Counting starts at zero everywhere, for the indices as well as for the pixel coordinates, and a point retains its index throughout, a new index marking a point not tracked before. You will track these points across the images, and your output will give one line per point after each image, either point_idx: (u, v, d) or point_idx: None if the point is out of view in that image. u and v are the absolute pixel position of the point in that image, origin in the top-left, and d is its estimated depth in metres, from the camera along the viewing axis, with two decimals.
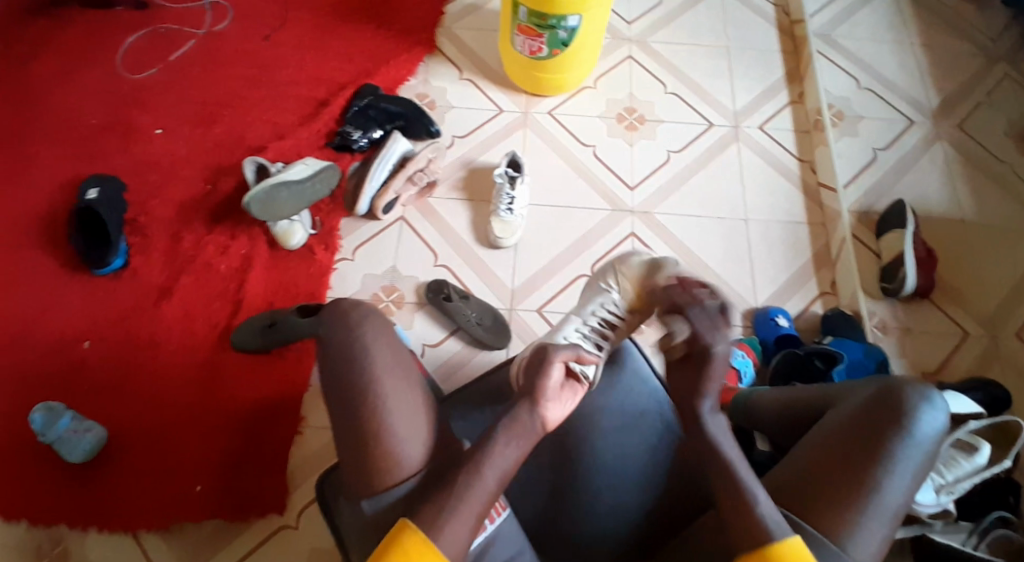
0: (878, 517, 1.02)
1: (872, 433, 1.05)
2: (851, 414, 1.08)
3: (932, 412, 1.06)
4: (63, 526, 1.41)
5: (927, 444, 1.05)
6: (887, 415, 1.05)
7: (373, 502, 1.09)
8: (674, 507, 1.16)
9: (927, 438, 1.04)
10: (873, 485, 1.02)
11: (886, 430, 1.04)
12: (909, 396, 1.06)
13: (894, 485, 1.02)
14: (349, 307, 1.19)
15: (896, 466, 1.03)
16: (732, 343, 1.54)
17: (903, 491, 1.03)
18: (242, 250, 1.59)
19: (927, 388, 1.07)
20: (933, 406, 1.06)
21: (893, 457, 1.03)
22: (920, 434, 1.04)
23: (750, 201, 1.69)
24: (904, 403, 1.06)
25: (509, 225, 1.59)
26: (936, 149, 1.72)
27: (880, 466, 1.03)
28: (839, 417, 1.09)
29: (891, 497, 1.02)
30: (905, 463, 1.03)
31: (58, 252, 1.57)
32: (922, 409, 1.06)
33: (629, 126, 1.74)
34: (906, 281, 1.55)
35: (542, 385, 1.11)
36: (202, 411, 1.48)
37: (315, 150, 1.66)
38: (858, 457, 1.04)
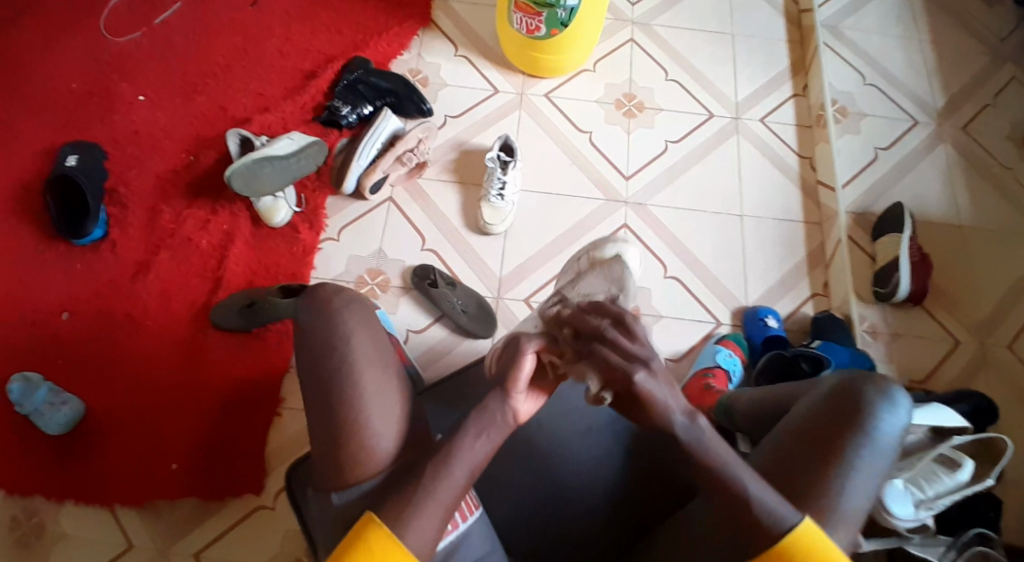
0: (841, 519, 1.02)
1: (835, 434, 1.06)
2: (816, 413, 1.09)
3: (894, 411, 1.07)
4: (36, 497, 1.38)
5: (888, 446, 1.06)
6: (850, 415, 1.07)
7: (341, 494, 1.07)
8: (644, 508, 1.15)
9: (888, 438, 1.06)
10: (836, 486, 1.03)
11: (849, 430, 1.06)
12: (871, 396, 1.07)
13: (855, 487, 1.03)
14: (331, 294, 1.14)
15: (858, 466, 1.04)
16: (718, 341, 1.52)
17: (865, 494, 1.04)
18: (224, 226, 1.56)
19: (889, 387, 1.09)
20: (895, 406, 1.08)
21: (855, 457, 1.04)
22: (881, 435, 1.06)
23: (746, 197, 1.66)
24: (865, 403, 1.07)
25: (499, 211, 1.56)
26: (938, 151, 1.69)
27: (842, 466, 1.04)
28: (804, 415, 1.10)
29: (853, 500, 1.03)
30: (868, 464, 1.04)
31: (36, 220, 1.54)
32: (883, 411, 1.07)
33: (626, 112, 1.70)
34: (900, 286, 1.53)
35: (511, 378, 1.03)
36: (180, 388, 1.46)
37: (302, 124, 1.62)
38: (822, 457, 1.05)
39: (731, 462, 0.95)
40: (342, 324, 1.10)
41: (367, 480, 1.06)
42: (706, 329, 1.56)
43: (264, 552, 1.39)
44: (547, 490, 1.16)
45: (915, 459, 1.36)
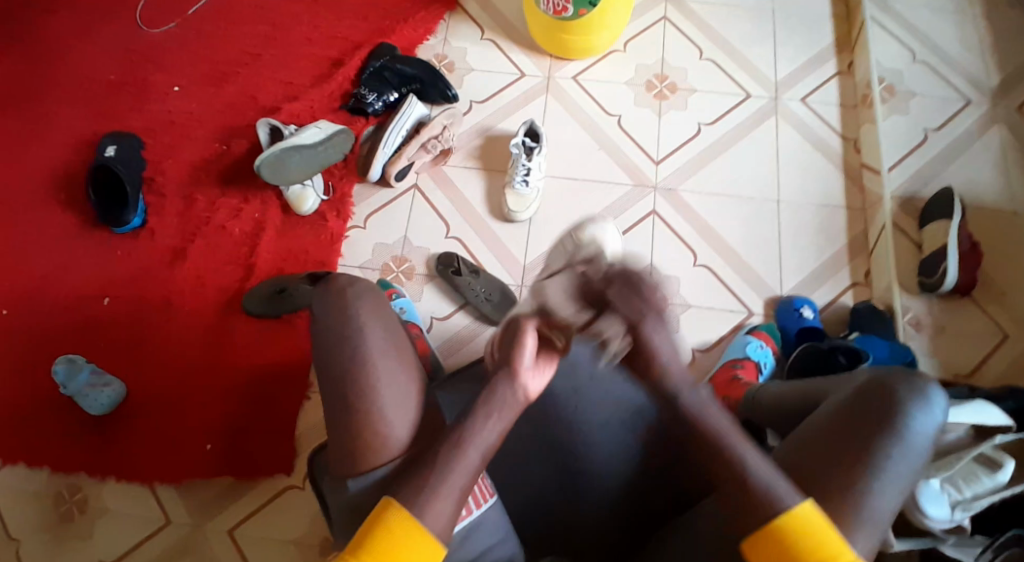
0: (870, 523, 0.94)
1: (862, 432, 0.98)
2: (842, 411, 1.01)
3: (927, 410, 0.98)
4: (82, 474, 1.45)
5: (921, 444, 0.98)
6: (880, 413, 0.98)
7: (357, 481, 1.04)
8: (657, 503, 1.10)
9: (921, 438, 0.97)
10: (865, 488, 0.95)
11: (879, 429, 0.97)
12: (902, 393, 0.99)
13: (886, 490, 0.95)
14: (346, 286, 1.13)
15: (889, 468, 0.96)
16: (749, 332, 1.46)
17: (896, 498, 0.96)
18: (255, 214, 1.59)
19: (923, 385, 1.00)
20: (929, 405, 0.99)
21: (884, 458, 0.96)
22: (914, 435, 0.97)
23: (784, 181, 1.59)
24: (895, 399, 0.99)
25: (523, 198, 1.55)
26: (992, 132, 1.60)
27: (871, 468, 0.95)
28: (829, 413, 1.02)
29: (883, 502, 0.95)
30: (899, 467, 0.96)
31: (80, 209, 1.61)
32: (916, 408, 0.98)
33: (657, 95, 1.66)
34: (946, 275, 1.44)
35: (516, 362, 1.00)
36: (214, 373, 1.50)
37: (329, 112, 1.65)
38: (849, 457, 0.97)
39: (731, 454, 0.93)
40: (355, 315, 1.10)
41: (383, 465, 1.04)
42: (738, 319, 1.51)
43: (293, 532, 1.41)
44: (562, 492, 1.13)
45: (953, 457, 1.28)
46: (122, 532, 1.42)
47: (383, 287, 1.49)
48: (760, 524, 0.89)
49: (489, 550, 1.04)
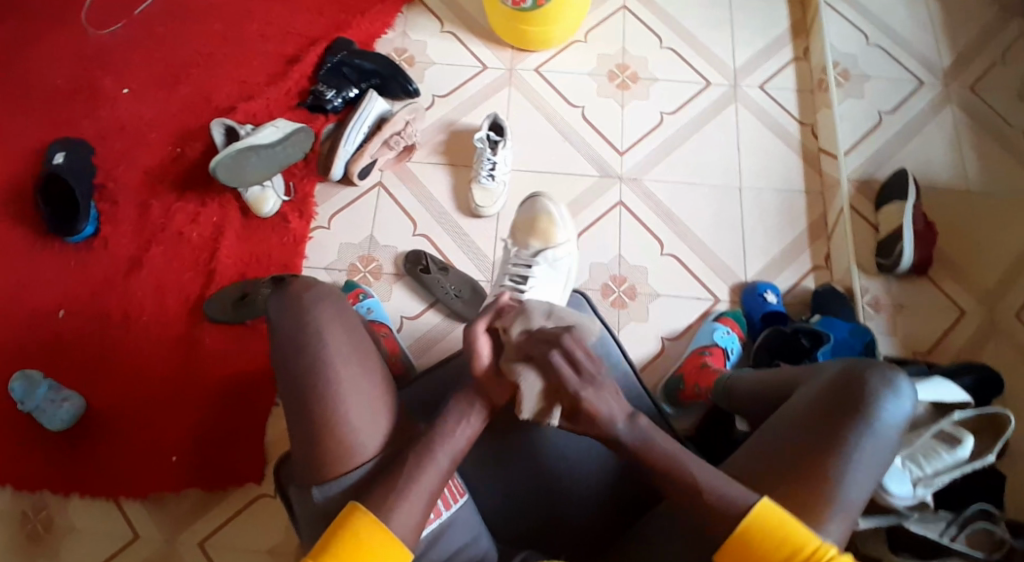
0: (842, 509, 0.98)
1: (834, 422, 1.02)
2: (814, 401, 1.05)
3: (896, 400, 1.03)
4: (44, 492, 1.41)
5: (890, 434, 1.02)
6: (850, 403, 1.03)
7: (322, 489, 1.04)
8: (634, 484, 1.15)
9: (891, 426, 1.02)
10: (834, 474, 0.99)
11: (850, 418, 1.02)
12: (872, 382, 1.03)
13: (857, 477, 0.99)
14: (301, 290, 1.10)
15: (859, 455, 1.00)
16: (715, 319, 1.50)
17: (865, 484, 1.00)
18: (214, 218, 1.55)
19: (891, 375, 1.04)
20: (898, 394, 1.03)
21: (855, 446, 1.00)
22: (884, 424, 1.01)
23: (745, 167, 1.62)
24: (865, 390, 1.03)
25: (490, 192, 1.54)
26: (944, 112, 1.64)
27: (840, 455, 1.00)
28: (800, 403, 1.06)
29: (852, 489, 0.99)
30: (869, 454, 1.00)
31: (28, 219, 1.54)
32: (884, 399, 1.03)
33: (620, 84, 1.67)
34: (902, 256, 1.49)
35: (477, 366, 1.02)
36: (178, 382, 1.46)
37: (287, 110, 1.61)
38: (819, 446, 1.01)
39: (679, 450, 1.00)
40: (315, 319, 1.07)
41: (350, 474, 1.04)
42: (704, 306, 1.53)
43: (268, 540, 1.40)
44: (542, 490, 1.15)
45: (915, 435, 1.33)
46: (90, 549, 1.38)
47: (348, 289, 1.48)
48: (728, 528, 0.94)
49: (462, 549, 1.05)
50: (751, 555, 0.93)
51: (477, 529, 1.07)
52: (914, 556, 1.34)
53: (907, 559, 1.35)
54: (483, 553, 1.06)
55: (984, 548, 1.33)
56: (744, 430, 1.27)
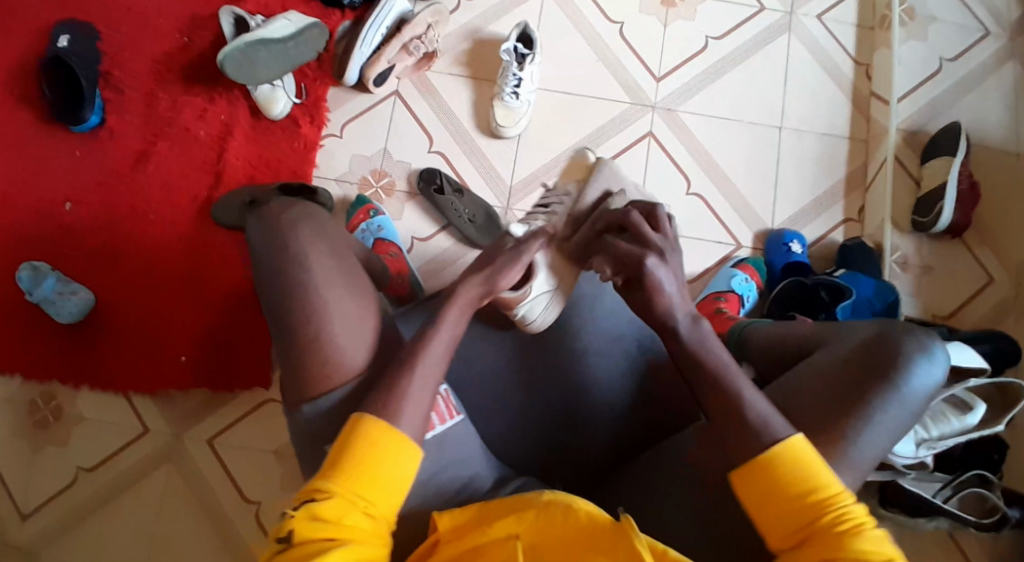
0: (854, 470, 0.95)
1: (858, 384, 0.97)
2: (838, 361, 0.99)
3: (928, 366, 0.97)
4: (54, 382, 1.40)
5: (915, 401, 0.97)
6: (877, 365, 0.97)
7: (311, 406, 1.00)
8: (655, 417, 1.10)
9: (918, 393, 0.96)
10: (850, 436, 0.94)
11: (873, 381, 0.96)
12: (905, 346, 0.97)
13: (873, 441, 0.95)
14: (280, 213, 1.06)
15: (878, 419, 0.95)
16: (735, 264, 1.44)
17: (882, 448, 0.95)
18: (222, 115, 1.49)
19: (928, 340, 0.99)
20: (931, 359, 0.98)
21: (877, 409, 0.95)
22: (911, 390, 0.96)
23: (789, 105, 1.52)
24: (896, 351, 0.97)
25: (512, 111, 1.45)
26: (1007, 67, 1.53)
27: (858, 417, 0.95)
28: (828, 359, 1.01)
29: (867, 453, 0.95)
30: (889, 417, 0.95)
31: (30, 103, 1.48)
32: (917, 362, 0.97)
33: (665, 0, 1.56)
34: (941, 216, 1.40)
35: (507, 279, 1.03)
36: (184, 281, 1.43)
37: (302, 4, 1.52)
38: (839, 407, 0.96)
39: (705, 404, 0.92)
40: (293, 243, 1.03)
41: (337, 388, 0.99)
42: (725, 251, 1.47)
43: (275, 441, 1.40)
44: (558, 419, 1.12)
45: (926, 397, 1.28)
46: (99, 440, 1.39)
47: (358, 204, 1.43)
48: (753, 454, 0.86)
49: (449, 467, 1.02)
50: (773, 486, 0.84)
51: (469, 450, 1.04)
52: (903, 512, 1.34)
53: (895, 512, 1.36)
54: (469, 475, 1.03)
55: (976, 512, 1.32)
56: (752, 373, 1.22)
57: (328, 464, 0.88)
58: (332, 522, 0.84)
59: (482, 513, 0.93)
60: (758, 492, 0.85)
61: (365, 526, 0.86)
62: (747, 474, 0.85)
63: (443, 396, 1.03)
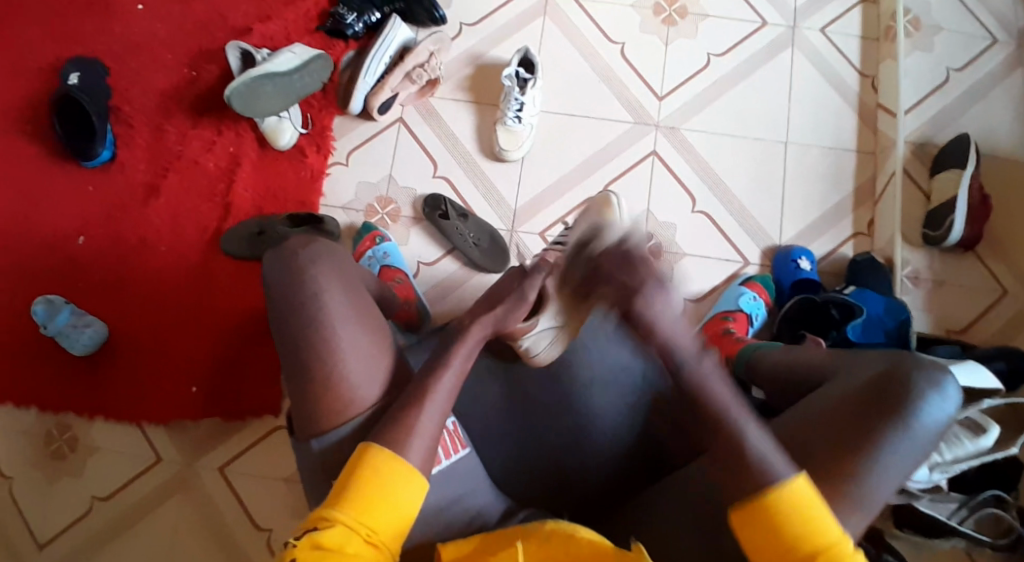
0: (864, 504, 0.93)
1: (871, 416, 0.95)
2: (849, 392, 0.98)
3: (939, 400, 0.96)
4: (69, 412, 1.44)
5: (926, 435, 0.95)
6: (888, 399, 0.96)
7: (321, 439, 1.03)
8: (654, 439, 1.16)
9: (930, 427, 0.95)
10: (864, 470, 0.93)
11: (883, 415, 0.95)
12: (917, 381, 0.96)
13: (885, 474, 0.93)
14: (296, 247, 1.09)
15: (890, 453, 0.94)
16: (743, 283, 1.42)
17: (896, 482, 0.94)
18: (230, 148, 1.51)
19: (940, 374, 0.97)
20: (943, 393, 0.96)
21: (889, 443, 0.94)
22: (923, 423, 0.95)
23: (794, 121, 1.51)
24: (909, 387, 0.96)
25: (515, 135, 1.46)
26: (1017, 75, 1.51)
27: (868, 450, 0.93)
28: (841, 391, 0.99)
29: (880, 486, 0.93)
30: (902, 451, 0.94)
31: (45, 140, 1.52)
32: (928, 397, 0.96)
33: (666, 19, 1.56)
34: (952, 229, 1.38)
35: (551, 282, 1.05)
36: (194, 311, 1.46)
37: (306, 34, 1.55)
38: (853, 440, 0.95)
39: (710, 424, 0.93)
40: (310, 274, 1.05)
41: (347, 422, 1.03)
42: (732, 269, 1.46)
43: (284, 470, 1.42)
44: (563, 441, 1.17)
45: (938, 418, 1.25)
46: (112, 469, 1.41)
47: (365, 231, 1.44)
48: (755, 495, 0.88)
49: (460, 499, 1.05)
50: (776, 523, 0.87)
51: (474, 483, 1.06)
52: (919, 533, 1.33)
53: (910, 533, 1.35)
54: (479, 506, 1.06)
55: (990, 533, 1.31)
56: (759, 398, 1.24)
57: (334, 493, 0.93)
58: (331, 549, 0.88)
59: (484, 544, 0.96)
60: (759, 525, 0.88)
61: (365, 553, 0.90)
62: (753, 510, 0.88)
63: (449, 429, 1.07)
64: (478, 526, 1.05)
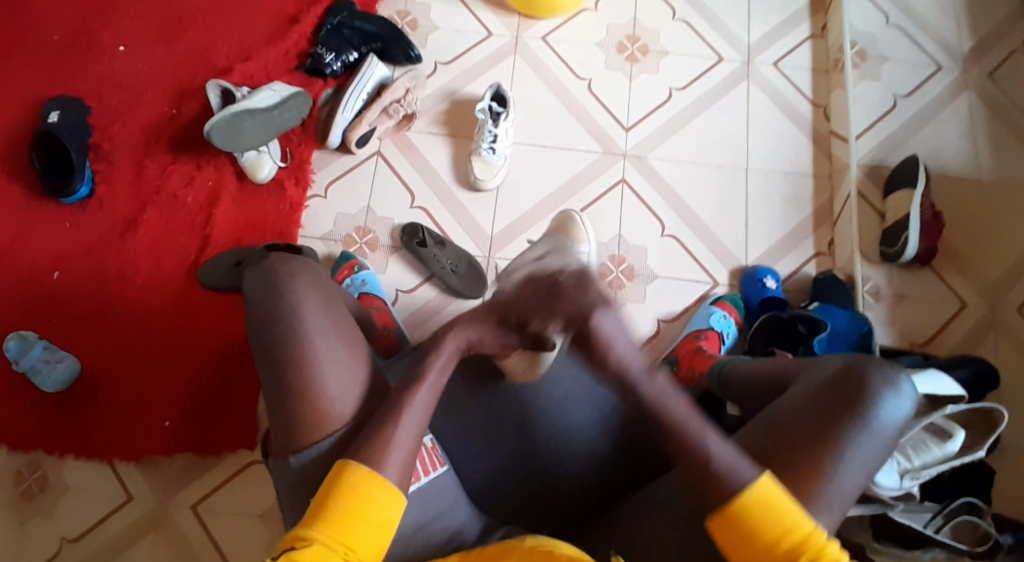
0: (832, 500, 0.93)
1: (831, 415, 0.96)
2: (811, 393, 1.00)
3: (896, 398, 0.97)
4: (40, 452, 1.40)
5: (886, 432, 0.97)
6: (848, 399, 0.97)
7: (299, 456, 1.00)
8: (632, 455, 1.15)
9: (889, 425, 0.96)
10: (828, 466, 0.94)
11: (846, 414, 0.96)
12: (874, 379, 0.97)
13: (849, 469, 0.94)
14: (277, 265, 1.08)
15: (853, 449, 0.94)
16: (713, 302, 1.47)
17: (859, 477, 0.95)
18: (209, 181, 1.54)
19: (895, 374, 0.99)
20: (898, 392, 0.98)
21: (851, 440, 0.95)
22: (881, 421, 0.96)
23: (753, 149, 1.59)
24: (865, 386, 0.97)
25: (491, 165, 1.52)
26: (961, 99, 1.62)
27: (836, 449, 0.94)
28: (804, 392, 1.00)
29: (846, 481, 0.94)
30: (864, 448, 0.95)
31: (23, 176, 1.53)
32: (885, 395, 0.97)
33: (629, 56, 1.65)
34: (907, 246, 1.46)
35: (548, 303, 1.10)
36: (170, 343, 1.45)
37: (285, 72, 1.61)
38: (816, 438, 0.95)
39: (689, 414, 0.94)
40: (291, 291, 1.05)
41: (323, 442, 1.00)
42: (703, 289, 1.51)
43: (258, 504, 1.39)
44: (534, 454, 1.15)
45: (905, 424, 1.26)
46: (83, 509, 1.37)
47: (343, 260, 1.46)
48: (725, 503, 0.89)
49: (438, 518, 1.02)
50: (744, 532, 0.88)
51: (454, 500, 1.04)
52: (898, 545, 1.31)
53: (889, 546, 1.32)
54: (458, 525, 1.04)
55: (968, 540, 1.30)
56: (736, 415, 1.23)
57: (312, 511, 0.89)
58: None
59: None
60: (732, 539, 0.88)
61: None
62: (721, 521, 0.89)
63: (427, 447, 1.05)
64: (455, 546, 1.02)
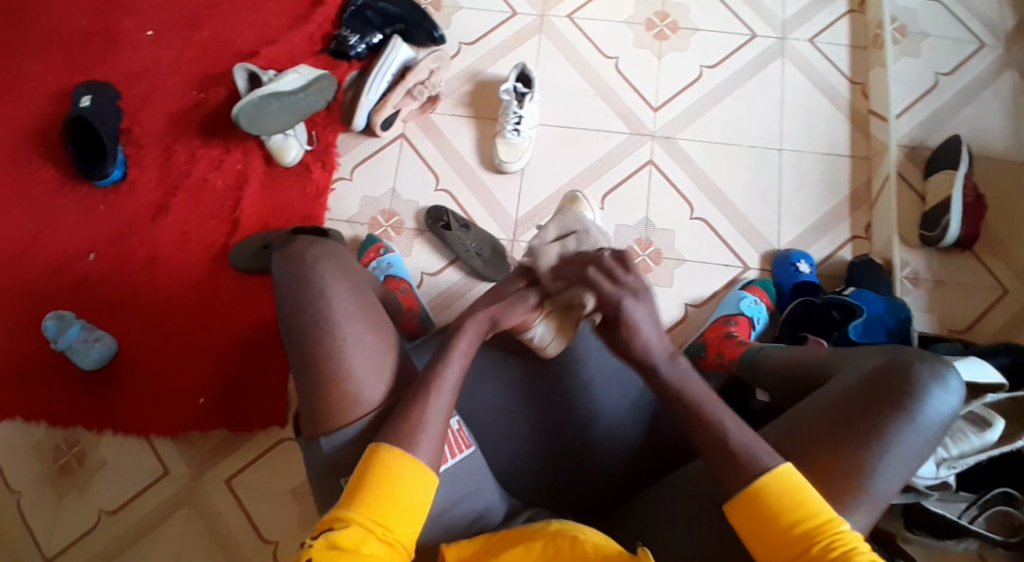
0: (871, 501, 0.88)
1: (873, 410, 0.91)
2: (849, 386, 0.94)
3: (942, 393, 0.91)
4: (79, 428, 1.44)
5: (931, 428, 0.91)
6: (890, 394, 0.91)
7: (329, 439, 0.98)
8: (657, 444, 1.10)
9: (935, 421, 0.91)
10: (867, 464, 0.88)
11: (887, 410, 0.91)
12: (918, 373, 0.92)
13: (891, 468, 0.89)
14: (304, 250, 1.05)
15: (896, 447, 0.89)
16: (744, 286, 1.43)
17: (900, 476, 0.90)
18: (237, 165, 1.55)
19: (942, 366, 0.94)
20: (944, 387, 0.92)
21: (892, 437, 0.89)
22: (927, 416, 0.90)
23: (786, 129, 1.54)
24: (910, 380, 0.92)
25: (515, 147, 1.50)
26: (1005, 77, 1.54)
27: (874, 446, 0.89)
28: (843, 385, 0.95)
29: (886, 480, 0.89)
30: (906, 447, 0.89)
31: (57, 163, 1.57)
32: (932, 390, 0.91)
33: (657, 34, 1.61)
34: (949, 229, 1.40)
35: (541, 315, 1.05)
36: (202, 323, 1.47)
37: (309, 56, 1.61)
38: (856, 435, 0.90)
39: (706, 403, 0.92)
40: (318, 277, 1.02)
41: (350, 426, 0.99)
42: (733, 274, 1.47)
43: (290, 481, 1.41)
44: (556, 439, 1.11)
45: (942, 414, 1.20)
46: (120, 483, 1.41)
47: (369, 243, 1.47)
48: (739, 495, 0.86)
49: (461, 501, 0.99)
50: (761, 519, 0.84)
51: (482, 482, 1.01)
52: (931, 534, 1.28)
53: (922, 535, 1.30)
54: (482, 508, 1.00)
55: (1002, 531, 1.26)
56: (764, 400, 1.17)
57: (349, 492, 0.88)
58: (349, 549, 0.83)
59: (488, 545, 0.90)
60: (749, 523, 0.85)
61: (383, 553, 0.85)
62: (738, 508, 0.86)
63: (454, 429, 1.01)
64: (478, 529, 0.99)
